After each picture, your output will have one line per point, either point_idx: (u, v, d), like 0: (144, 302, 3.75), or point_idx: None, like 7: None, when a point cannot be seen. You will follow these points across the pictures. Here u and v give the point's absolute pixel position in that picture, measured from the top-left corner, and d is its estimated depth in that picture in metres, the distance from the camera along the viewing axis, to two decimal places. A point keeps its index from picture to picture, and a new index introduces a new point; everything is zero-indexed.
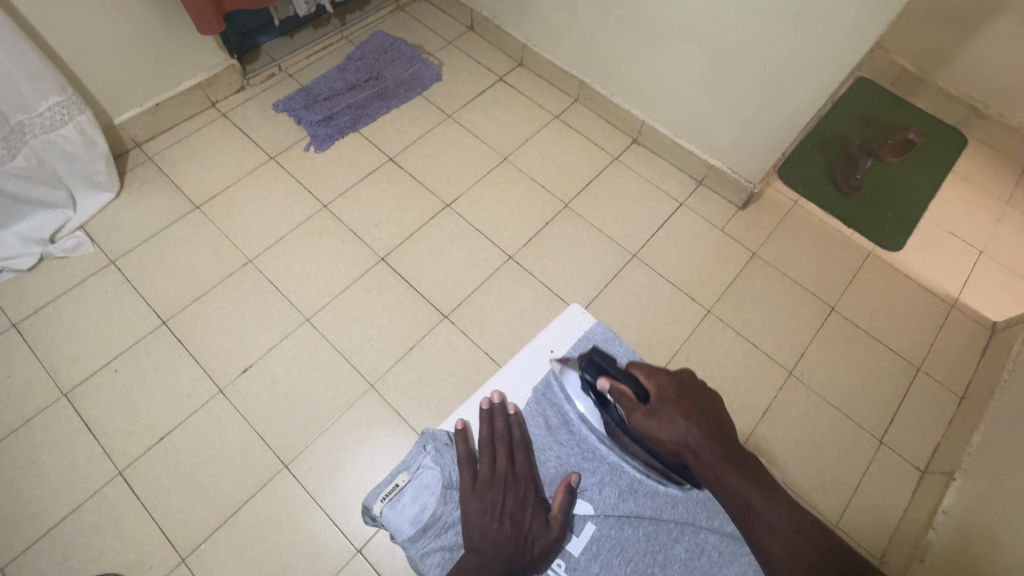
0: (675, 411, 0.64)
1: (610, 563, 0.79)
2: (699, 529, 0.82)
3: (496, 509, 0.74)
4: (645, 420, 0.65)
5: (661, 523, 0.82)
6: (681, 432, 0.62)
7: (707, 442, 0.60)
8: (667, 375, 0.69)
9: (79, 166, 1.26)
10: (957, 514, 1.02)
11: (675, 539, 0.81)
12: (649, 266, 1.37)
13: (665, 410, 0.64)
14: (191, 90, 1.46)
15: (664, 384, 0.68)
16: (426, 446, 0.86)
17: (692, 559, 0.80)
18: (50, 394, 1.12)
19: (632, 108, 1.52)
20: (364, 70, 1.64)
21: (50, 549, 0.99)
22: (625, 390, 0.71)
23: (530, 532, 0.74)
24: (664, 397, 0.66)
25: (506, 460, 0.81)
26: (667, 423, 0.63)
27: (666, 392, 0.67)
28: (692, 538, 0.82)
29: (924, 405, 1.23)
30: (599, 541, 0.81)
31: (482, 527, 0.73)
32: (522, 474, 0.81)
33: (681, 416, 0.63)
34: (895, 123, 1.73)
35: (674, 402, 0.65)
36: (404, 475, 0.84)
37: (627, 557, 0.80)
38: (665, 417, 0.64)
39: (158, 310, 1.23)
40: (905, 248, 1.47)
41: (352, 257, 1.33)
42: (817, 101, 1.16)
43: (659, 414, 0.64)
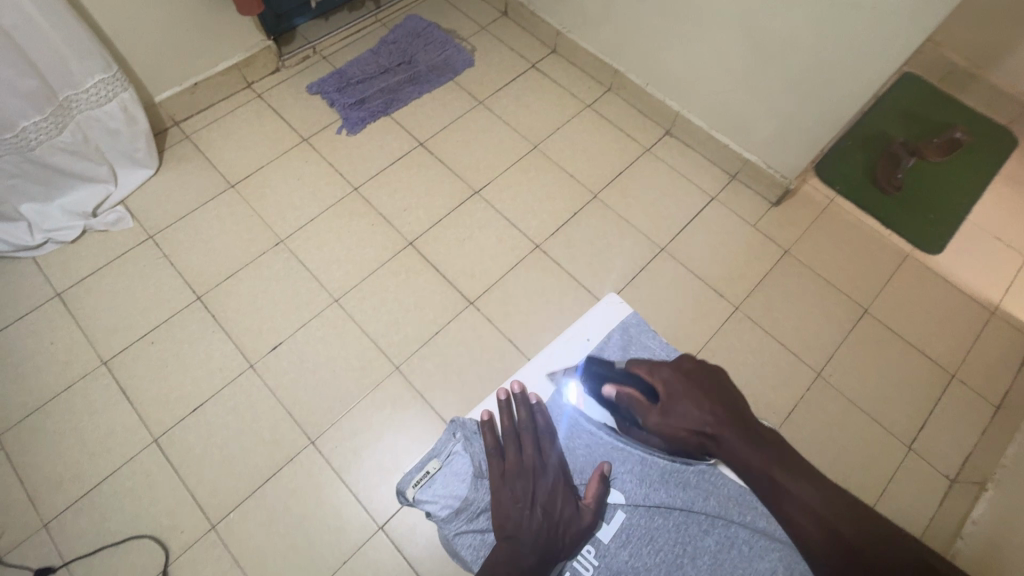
0: (682, 402, 0.65)
1: (641, 552, 0.71)
2: (730, 523, 0.70)
3: (524, 496, 0.66)
4: (658, 417, 0.67)
5: (693, 515, 0.72)
6: (694, 420, 0.64)
7: (727, 426, 0.61)
8: (671, 369, 0.69)
9: (121, 142, 1.29)
10: (989, 527, 0.99)
11: (706, 530, 0.71)
12: (677, 260, 1.35)
13: (675, 404, 0.66)
14: (229, 70, 1.48)
15: (671, 379, 0.68)
16: (455, 435, 0.75)
17: (724, 552, 0.68)
18: (90, 362, 1.17)
19: (667, 98, 1.50)
20: (397, 53, 1.64)
21: (90, 510, 1.04)
22: (633, 390, 0.71)
23: (561, 519, 0.66)
24: (671, 391, 0.67)
25: (533, 447, 0.70)
26: (678, 416, 0.65)
27: (673, 386, 0.68)
28: (724, 531, 0.70)
29: (957, 413, 1.20)
30: (630, 529, 0.72)
31: (512, 518, 0.65)
32: (548, 463, 0.71)
33: (690, 404, 0.65)
34: (941, 121, 1.66)
35: (682, 394, 0.66)
36: (435, 461, 0.74)
37: (658, 547, 0.71)
38: (676, 410, 0.65)
39: (193, 286, 1.27)
40: (945, 251, 1.42)
41: (381, 241, 1.35)
42: (863, 96, 1.12)
43: (670, 410, 0.66)
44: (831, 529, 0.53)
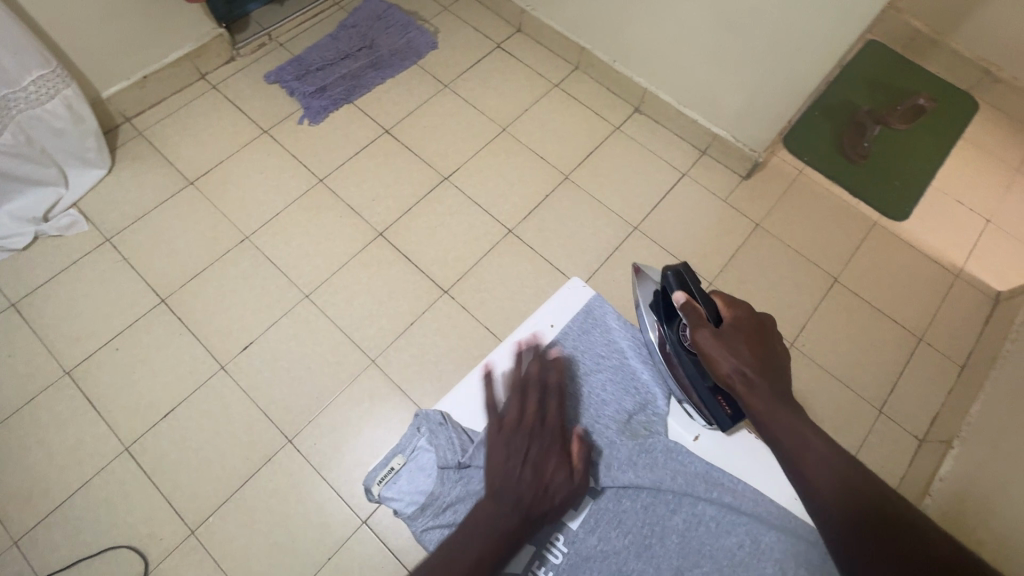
0: (741, 341, 0.61)
1: (609, 536, 0.66)
2: (698, 500, 0.67)
3: (517, 454, 0.60)
4: (710, 340, 0.62)
5: (661, 495, 0.68)
6: (739, 362, 0.59)
7: (765, 380, 0.57)
8: (748, 310, 0.65)
9: (68, 142, 1.23)
10: (955, 482, 1.03)
11: (673, 508, 0.67)
12: (651, 238, 1.35)
13: (733, 339, 0.61)
14: (179, 61, 1.42)
15: (744, 317, 0.64)
16: (420, 428, 0.70)
17: (690, 531, 0.65)
18: (52, 373, 1.13)
19: (634, 75, 1.48)
20: (357, 38, 1.59)
21: (62, 524, 1.01)
22: (699, 308, 0.66)
23: (548, 484, 0.60)
24: (738, 325, 0.63)
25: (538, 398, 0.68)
26: (729, 352, 0.60)
27: (742, 323, 0.63)
28: (689, 510, 0.66)
29: (925, 375, 1.23)
30: (598, 514, 0.67)
31: (501, 472, 0.58)
32: (550, 423, 0.66)
33: (746, 347, 0.60)
34: (905, 88, 1.68)
35: (745, 332, 0.62)
36: (399, 457, 0.71)
37: (626, 528, 0.66)
38: (731, 344, 0.61)
39: (156, 288, 1.23)
40: (911, 217, 1.45)
41: (350, 233, 1.32)
42: (826, 67, 1.12)
43: (725, 338, 0.61)
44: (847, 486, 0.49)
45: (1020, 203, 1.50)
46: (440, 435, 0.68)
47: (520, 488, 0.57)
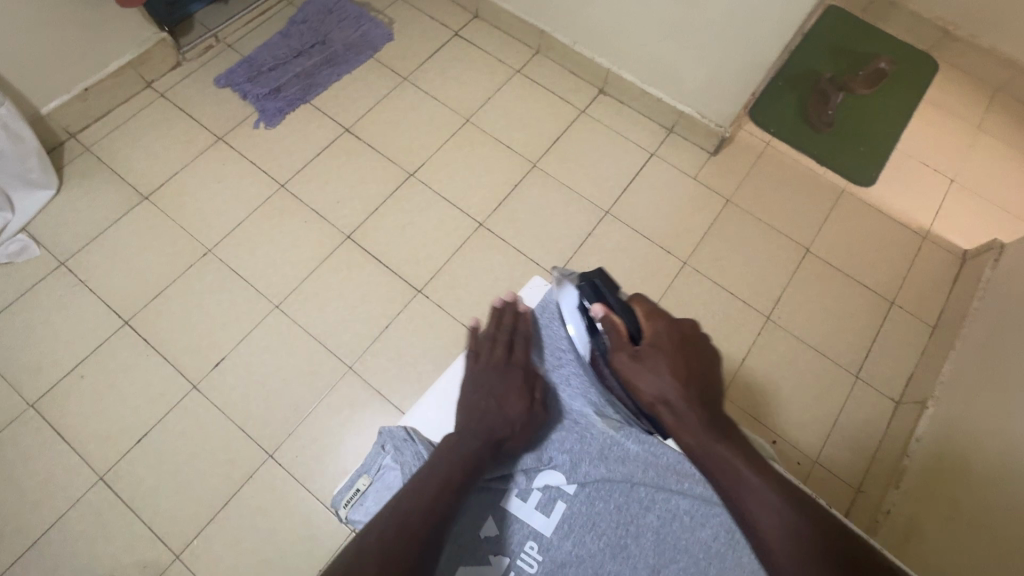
0: (661, 362, 0.64)
1: (584, 540, 0.63)
2: (671, 494, 0.64)
3: (484, 388, 0.69)
4: (629, 362, 0.65)
5: (632, 490, 0.65)
6: (662, 385, 0.62)
7: (687, 403, 0.61)
8: (667, 323, 0.67)
9: (9, 164, 1.17)
10: (932, 441, 1.05)
11: (646, 506, 0.64)
12: (623, 222, 1.34)
13: (651, 359, 0.64)
14: (122, 70, 1.36)
15: (662, 332, 0.66)
16: (385, 445, 0.69)
17: (665, 526, 0.63)
18: (15, 407, 1.09)
19: (596, 55, 1.45)
20: (309, 34, 1.53)
21: (41, 559, 0.98)
22: (618, 324, 0.68)
23: (505, 416, 0.66)
24: (656, 343, 0.65)
25: (504, 348, 0.73)
26: (650, 372, 0.63)
27: (660, 340, 0.65)
28: (663, 505, 0.64)
29: (898, 338, 1.25)
30: (571, 518, 0.64)
31: (470, 404, 0.67)
32: (515, 359, 0.72)
33: (667, 369, 0.63)
34: (866, 52, 1.68)
35: (663, 351, 0.64)
36: (366, 478, 0.69)
37: (599, 532, 0.64)
38: (650, 365, 0.64)
39: (118, 310, 1.18)
40: (878, 181, 1.46)
41: (317, 238, 1.28)
42: (784, 38, 1.11)
43: (647, 360, 0.64)
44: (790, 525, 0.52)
45: (983, 161, 1.52)
46: (404, 450, 0.67)
47: (474, 437, 0.63)
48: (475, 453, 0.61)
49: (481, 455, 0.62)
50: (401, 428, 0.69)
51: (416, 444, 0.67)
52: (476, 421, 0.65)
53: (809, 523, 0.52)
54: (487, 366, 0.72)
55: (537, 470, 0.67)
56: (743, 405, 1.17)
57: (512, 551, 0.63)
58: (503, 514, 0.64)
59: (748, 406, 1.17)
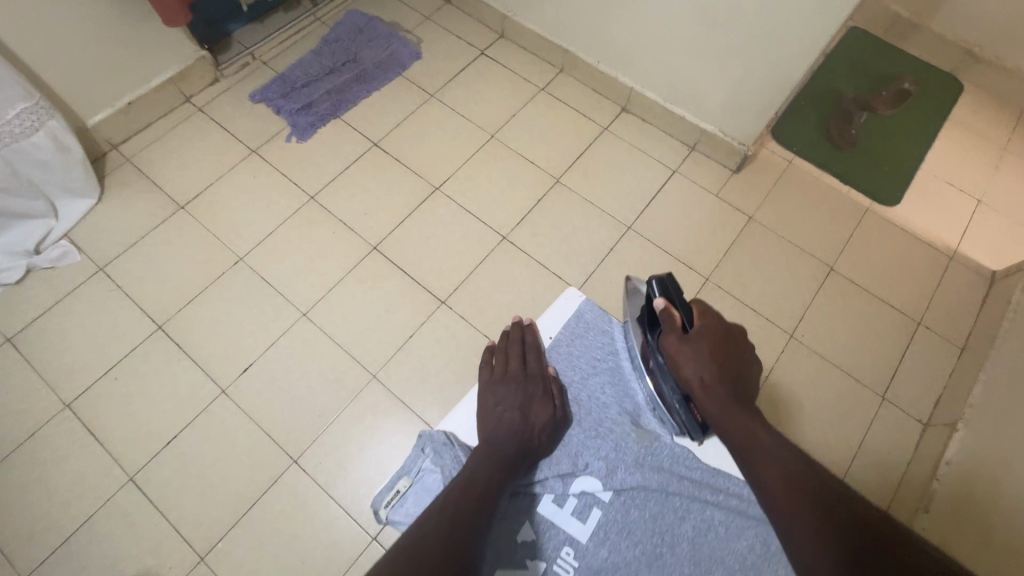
0: (704, 346, 0.77)
1: (619, 548, 0.80)
2: (706, 506, 0.82)
3: (507, 402, 0.83)
4: (675, 344, 0.79)
5: (666, 504, 0.83)
6: (700, 371, 0.75)
7: (721, 382, 0.74)
8: (713, 321, 0.80)
9: (55, 174, 1.22)
10: (962, 464, 1.03)
11: (683, 517, 0.82)
12: (645, 237, 1.35)
13: (696, 345, 0.77)
14: (163, 86, 1.42)
15: (707, 328, 0.79)
16: (422, 452, 0.88)
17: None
18: (51, 407, 1.12)
19: (619, 74, 1.48)
20: (341, 52, 1.59)
21: (71, 557, 1.00)
22: (675, 317, 0.82)
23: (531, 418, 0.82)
24: (702, 332, 0.78)
25: (517, 359, 0.90)
26: (693, 355, 0.76)
27: (705, 331, 0.78)
28: (699, 515, 0.82)
29: (925, 358, 1.24)
30: (606, 527, 0.81)
31: (494, 418, 0.81)
32: (531, 370, 0.89)
33: (710, 354, 0.76)
34: (889, 73, 1.69)
35: (707, 340, 0.78)
36: (404, 479, 0.86)
37: (635, 541, 0.81)
38: (694, 349, 0.77)
39: (152, 315, 1.22)
40: (902, 200, 1.45)
41: (344, 248, 1.31)
42: (809, 57, 1.12)
43: (693, 344, 0.77)
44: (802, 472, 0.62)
45: (1010, 182, 1.51)
46: (444, 453, 0.86)
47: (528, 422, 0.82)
48: (508, 456, 0.76)
49: (512, 457, 0.77)
50: (440, 433, 0.88)
51: (454, 449, 0.86)
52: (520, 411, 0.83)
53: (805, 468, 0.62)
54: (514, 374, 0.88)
55: (570, 476, 0.84)
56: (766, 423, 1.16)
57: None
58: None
59: (772, 424, 1.16)
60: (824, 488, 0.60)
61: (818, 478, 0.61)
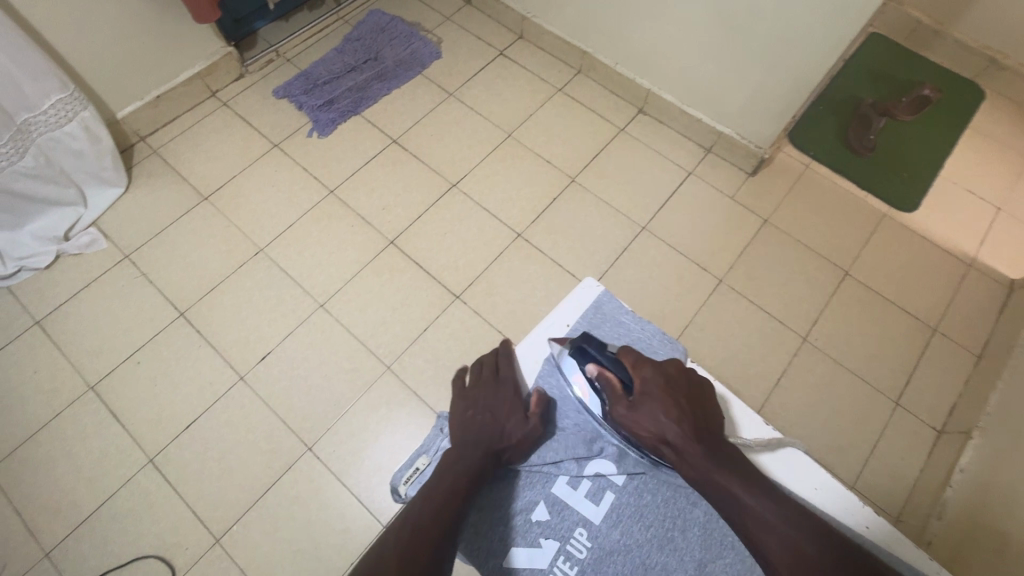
0: (656, 407, 0.60)
1: (632, 531, 0.61)
2: None
3: (479, 405, 0.66)
4: (625, 413, 0.62)
5: (679, 487, 0.63)
6: (661, 427, 0.59)
7: (692, 442, 0.58)
8: (654, 368, 0.63)
9: (86, 163, 1.26)
10: (977, 472, 1.02)
11: (693, 500, 0.62)
12: (659, 237, 1.36)
13: (645, 406, 0.61)
14: (190, 80, 1.45)
15: (650, 379, 0.63)
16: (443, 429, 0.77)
17: (711, 522, 0.61)
18: (76, 388, 1.15)
19: (637, 76, 1.49)
20: (362, 51, 1.62)
21: (92, 533, 1.03)
22: (611, 379, 0.65)
23: (504, 430, 0.64)
24: (647, 390, 0.62)
25: (491, 368, 0.71)
26: (648, 417, 0.60)
27: (650, 387, 0.62)
28: (711, 501, 0.62)
29: (941, 365, 1.23)
30: (620, 507, 0.62)
31: (464, 422, 0.64)
32: (503, 375, 0.70)
33: (664, 412, 0.60)
34: (909, 80, 1.67)
35: (656, 397, 0.61)
36: (424, 457, 0.74)
37: (647, 523, 0.61)
38: (646, 413, 0.61)
39: (175, 302, 1.25)
40: (920, 207, 1.44)
41: (362, 242, 1.34)
42: (828, 60, 1.12)
43: (641, 408, 0.61)
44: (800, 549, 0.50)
45: None
46: None
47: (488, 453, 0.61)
48: (478, 465, 0.60)
49: (480, 465, 0.60)
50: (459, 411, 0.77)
51: None
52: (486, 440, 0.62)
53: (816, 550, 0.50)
54: (483, 388, 0.69)
55: (587, 458, 0.65)
56: (777, 425, 1.16)
57: (561, 534, 0.61)
58: (553, 498, 0.63)
59: (782, 426, 1.16)
60: (817, 540, 0.50)
61: (805, 530, 0.51)
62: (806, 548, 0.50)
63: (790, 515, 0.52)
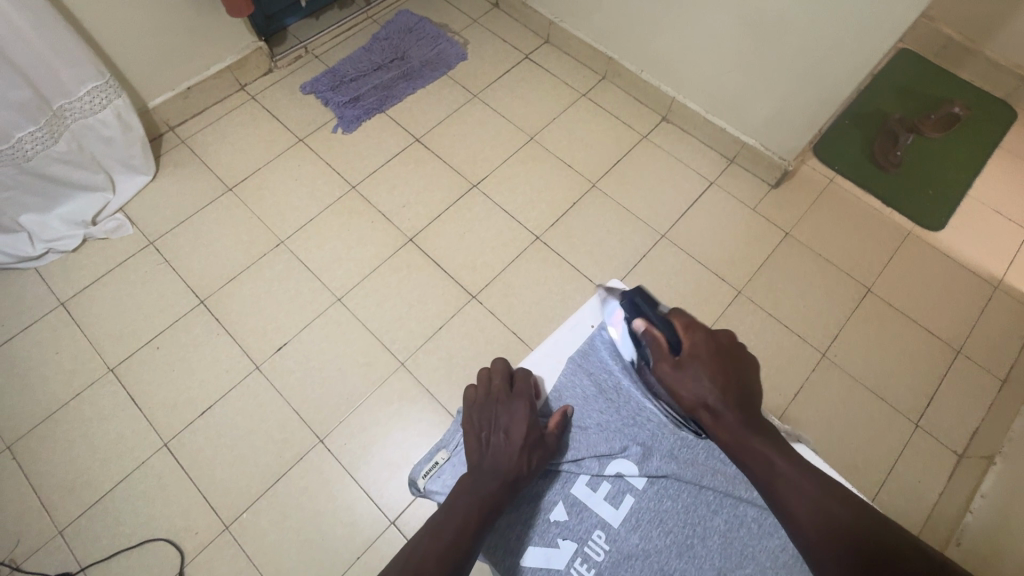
0: (701, 370, 0.58)
1: (651, 536, 0.60)
2: (739, 501, 0.61)
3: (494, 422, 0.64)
4: (669, 372, 0.59)
5: (700, 493, 0.62)
6: (703, 391, 0.57)
7: (730, 410, 0.55)
8: (707, 333, 0.60)
9: (116, 151, 1.29)
10: (998, 499, 0.99)
11: (714, 509, 0.61)
12: (678, 246, 1.35)
13: (690, 367, 0.58)
14: (221, 73, 1.48)
15: (700, 341, 0.60)
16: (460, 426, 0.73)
17: (733, 531, 0.59)
18: (97, 370, 1.17)
19: (662, 84, 1.49)
20: (389, 50, 1.63)
21: (104, 514, 1.05)
22: (658, 337, 0.63)
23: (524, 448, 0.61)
24: (695, 353, 0.59)
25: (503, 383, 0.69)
26: (691, 380, 0.58)
27: (699, 349, 0.59)
28: (731, 509, 0.61)
29: (963, 388, 1.20)
30: (640, 510, 0.61)
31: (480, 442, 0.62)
32: (517, 390, 0.68)
33: (709, 376, 0.57)
34: (938, 97, 1.65)
35: (703, 359, 0.58)
36: (443, 452, 0.70)
37: (666, 529, 0.60)
38: (690, 374, 0.58)
39: (196, 290, 1.27)
40: (947, 226, 1.42)
41: (381, 238, 1.35)
42: (859, 75, 1.11)
43: (684, 369, 0.59)
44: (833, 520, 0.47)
45: None
46: None
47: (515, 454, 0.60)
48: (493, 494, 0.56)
49: (498, 495, 0.56)
50: None
51: None
52: (513, 438, 0.62)
53: (850, 515, 0.47)
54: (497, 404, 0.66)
55: (609, 458, 0.65)
56: None
57: (579, 536, 0.60)
58: (573, 499, 0.63)
59: None
60: (870, 521, 0.47)
61: (855, 514, 0.47)
62: (837, 511, 0.47)
63: (838, 495, 0.49)
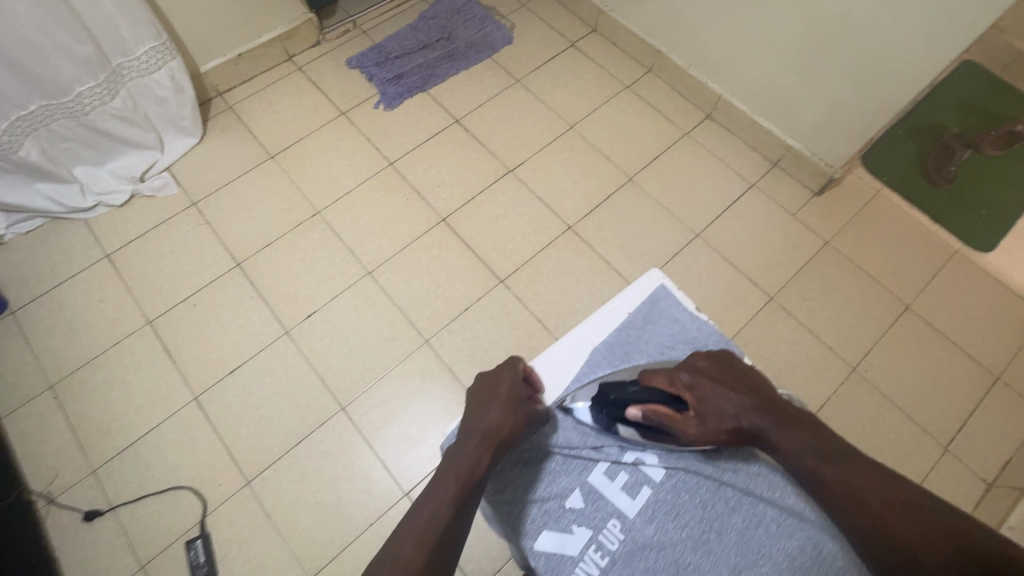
0: (719, 399, 0.61)
1: (666, 529, 0.60)
2: (760, 500, 0.60)
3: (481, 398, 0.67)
4: (701, 429, 0.61)
5: (719, 490, 0.61)
6: (734, 417, 0.60)
7: (764, 417, 0.59)
8: (688, 369, 0.64)
9: (167, 110, 1.32)
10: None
11: (732, 506, 0.60)
12: (712, 246, 1.33)
13: (711, 403, 0.62)
14: (271, 42, 1.51)
15: (693, 381, 0.63)
16: None
17: (750, 529, 0.59)
18: (136, 321, 1.22)
19: (710, 81, 1.46)
20: (436, 29, 1.63)
21: (136, 458, 1.09)
22: (661, 411, 0.63)
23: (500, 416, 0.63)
24: (700, 394, 0.62)
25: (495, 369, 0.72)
26: (717, 415, 0.61)
27: (700, 387, 0.62)
28: (749, 509, 0.60)
29: (999, 416, 1.16)
30: (657, 502, 0.61)
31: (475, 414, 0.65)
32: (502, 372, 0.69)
33: (725, 401, 0.61)
34: (1001, 113, 1.58)
35: (711, 393, 0.62)
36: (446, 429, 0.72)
37: (683, 522, 0.60)
38: (715, 408, 0.61)
39: (233, 253, 1.30)
40: (997, 248, 1.36)
41: (414, 216, 1.36)
42: (921, 84, 1.07)
43: (710, 414, 0.61)
44: (865, 507, 0.49)
45: None
46: None
47: (496, 413, 0.64)
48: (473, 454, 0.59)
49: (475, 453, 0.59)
50: None
51: None
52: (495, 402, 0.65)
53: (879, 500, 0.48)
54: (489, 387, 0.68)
55: (629, 448, 0.65)
56: None
57: (594, 524, 0.61)
58: (589, 487, 0.63)
59: None
60: (898, 499, 0.48)
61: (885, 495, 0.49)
62: (867, 496, 0.49)
63: (871, 476, 0.50)
